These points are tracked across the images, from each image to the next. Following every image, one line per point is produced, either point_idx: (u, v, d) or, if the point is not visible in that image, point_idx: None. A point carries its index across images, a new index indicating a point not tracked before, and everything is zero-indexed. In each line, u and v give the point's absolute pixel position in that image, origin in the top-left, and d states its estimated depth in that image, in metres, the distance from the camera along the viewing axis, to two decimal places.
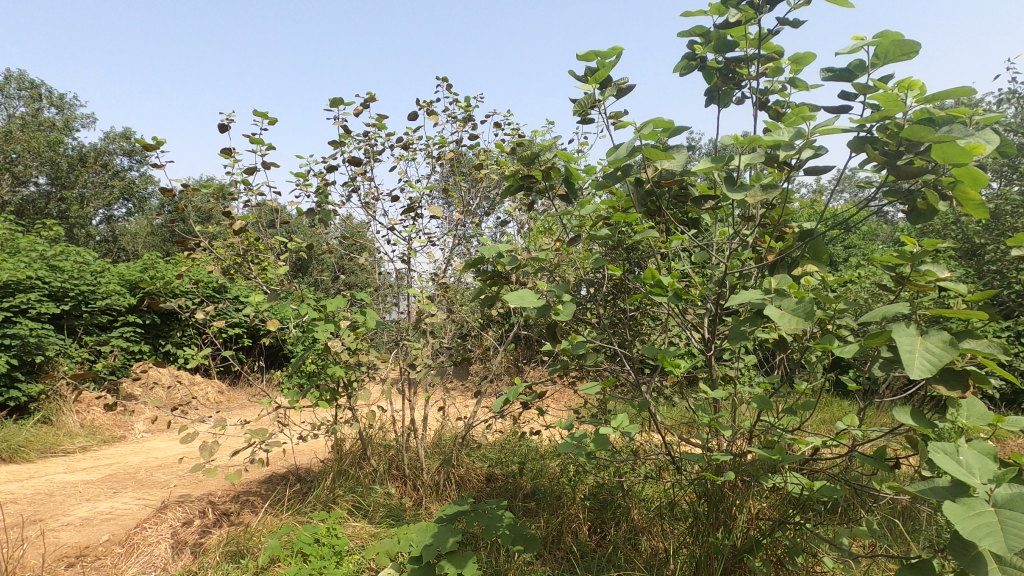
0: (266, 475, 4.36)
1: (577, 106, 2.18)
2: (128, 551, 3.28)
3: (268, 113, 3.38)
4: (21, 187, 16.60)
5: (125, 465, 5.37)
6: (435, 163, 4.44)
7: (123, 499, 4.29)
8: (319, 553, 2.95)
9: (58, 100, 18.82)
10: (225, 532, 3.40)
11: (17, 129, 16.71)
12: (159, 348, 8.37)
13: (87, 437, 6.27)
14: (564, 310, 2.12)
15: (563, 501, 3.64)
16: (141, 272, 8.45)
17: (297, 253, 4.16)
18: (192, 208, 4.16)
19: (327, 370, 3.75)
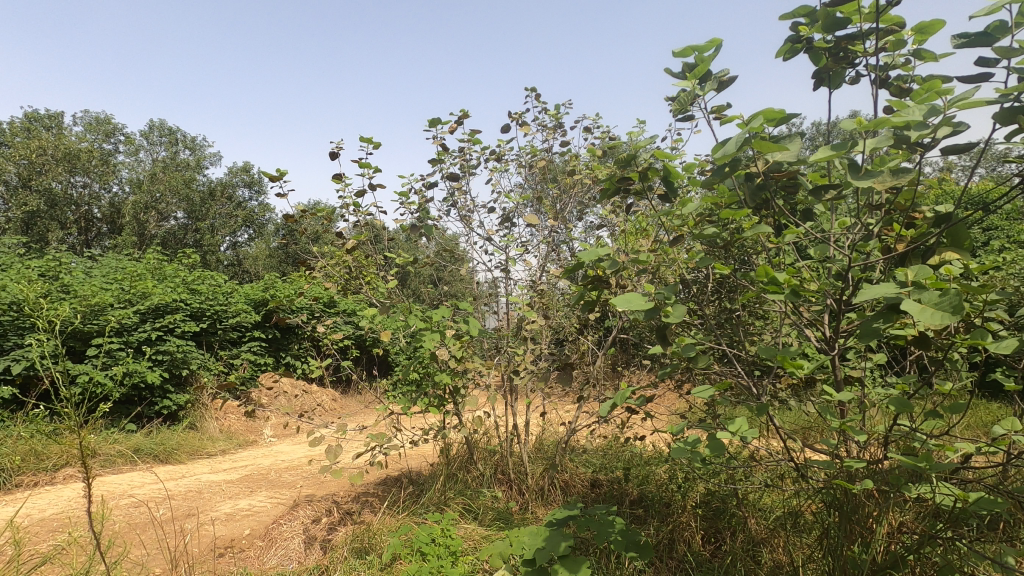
0: (381, 477, 4.64)
1: (676, 104, 2.14)
2: (268, 544, 3.63)
3: (372, 138, 3.62)
4: (164, 222, 18.95)
5: (259, 467, 5.95)
6: (526, 172, 4.52)
7: (259, 497, 4.74)
8: (435, 553, 3.09)
9: (191, 142, 21.32)
10: (350, 530, 3.65)
11: (160, 171, 19.12)
12: (281, 359, 9.19)
13: (225, 441, 7.01)
14: (674, 311, 2.07)
15: (674, 509, 3.53)
16: (263, 291, 9.33)
17: (402, 268, 4.41)
18: (308, 231, 4.54)
19: (433, 378, 3.92)
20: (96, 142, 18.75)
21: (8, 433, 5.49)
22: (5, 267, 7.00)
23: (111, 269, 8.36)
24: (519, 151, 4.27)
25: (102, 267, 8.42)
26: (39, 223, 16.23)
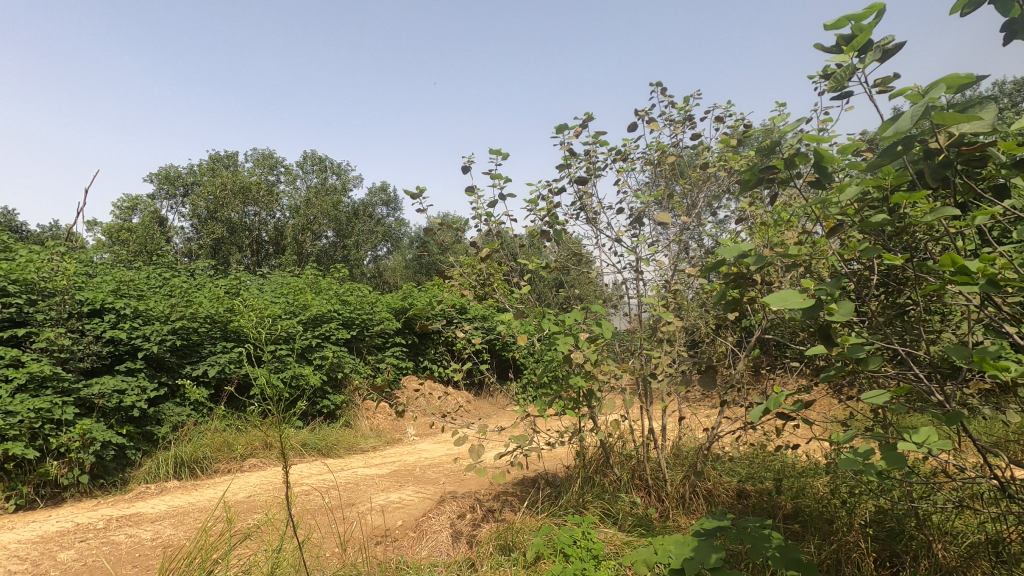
0: (519, 477, 4.77)
1: (830, 81, 1.96)
2: (420, 536, 3.90)
3: (502, 149, 3.76)
4: (318, 241, 21.31)
5: (405, 463, 6.41)
6: (654, 169, 4.41)
7: (407, 492, 5.11)
8: (578, 555, 3.11)
9: (337, 168, 23.73)
10: (493, 526, 3.80)
11: (314, 195, 21.52)
12: (420, 363, 9.87)
13: (375, 438, 7.68)
14: (840, 309, 1.88)
15: (837, 526, 3.21)
16: (403, 300, 10.07)
17: (533, 273, 4.50)
18: (443, 242, 4.81)
19: (567, 381, 3.95)
20: (263, 175, 21.54)
21: (209, 427, 6.49)
22: (201, 286, 8.30)
23: (279, 285, 9.53)
24: (647, 149, 4.17)
25: (271, 284, 9.63)
26: (224, 248, 19.04)
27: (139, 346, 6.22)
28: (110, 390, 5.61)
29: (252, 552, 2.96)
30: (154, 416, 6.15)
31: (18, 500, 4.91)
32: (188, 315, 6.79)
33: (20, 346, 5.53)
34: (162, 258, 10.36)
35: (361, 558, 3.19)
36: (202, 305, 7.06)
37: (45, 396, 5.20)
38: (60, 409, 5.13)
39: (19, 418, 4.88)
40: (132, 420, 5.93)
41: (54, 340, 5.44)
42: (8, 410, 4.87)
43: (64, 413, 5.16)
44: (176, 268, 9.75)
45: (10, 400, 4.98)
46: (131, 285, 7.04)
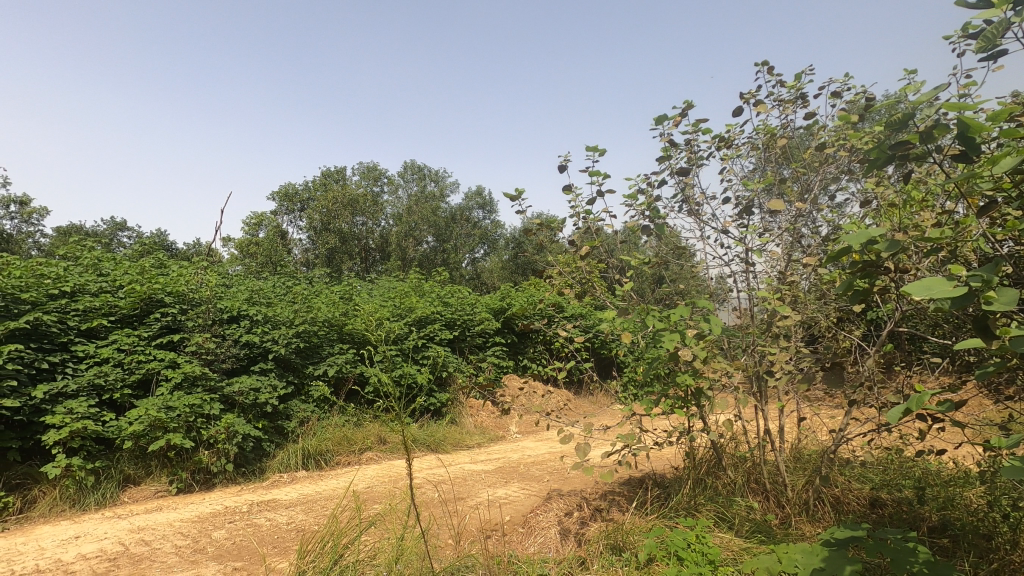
0: (625, 477, 4.69)
1: (980, 40, 1.72)
2: (529, 531, 3.96)
3: (598, 146, 3.72)
4: (420, 246, 22.34)
5: (509, 460, 6.55)
6: (761, 154, 4.16)
7: (513, 488, 5.21)
8: (693, 560, 3.01)
9: (434, 175, 24.74)
10: (602, 526, 3.76)
11: (414, 203, 22.59)
12: (520, 362, 10.04)
13: (480, 435, 7.91)
14: (1000, 297, 1.65)
15: (998, 544, 2.83)
16: (502, 300, 10.28)
17: (633, 269, 4.41)
18: (540, 242, 4.85)
19: (673, 379, 3.82)
20: (369, 187, 22.95)
21: (330, 422, 7.05)
22: (319, 292, 9.01)
23: (386, 289, 10.10)
24: (753, 133, 3.93)
25: (380, 289, 10.23)
26: (337, 257, 20.41)
27: (269, 348, 6.87)
28: (248, 388, 6.26)
29: (377, 540, 3.15)
30: (284, 411, 6.77)
31: (179, 484, 5.61)
32: (309, 320, 7.39)
33: (176, 350, 6.30)
34: (285, 268, 11.35)
35: (474, 551, 3.29)
36: (321, 310, 7.66)
37: (197, 393, 5.90)
38: (208, 405, 5.80)
39: (178, 413, 5.57)
40: (266, 415, 6.57)
41: (202, 344, 6.16)
42: (169, 405, 5.58)
43: (212, 409, 5.82)
44: (297, 277, 10.65)
45: (170, 396, 5.71)
46: (261, 294, 7.80)
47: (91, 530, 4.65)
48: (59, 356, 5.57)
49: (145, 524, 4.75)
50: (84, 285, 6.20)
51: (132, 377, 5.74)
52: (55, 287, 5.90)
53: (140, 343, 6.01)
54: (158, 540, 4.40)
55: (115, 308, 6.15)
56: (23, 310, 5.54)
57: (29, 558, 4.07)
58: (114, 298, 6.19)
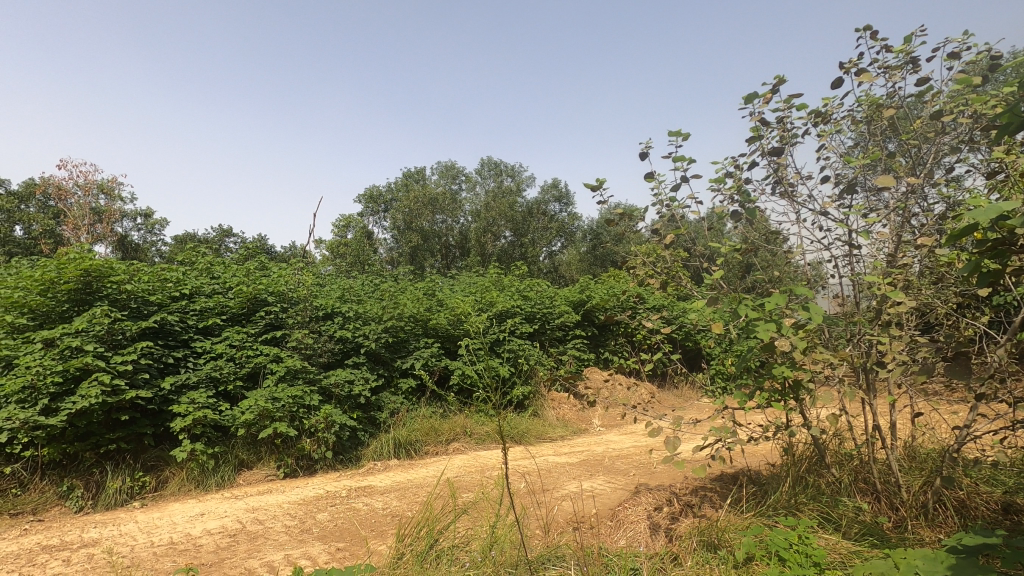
0: (717, 473, 4.53)
1: None
2: (618, 524, 3.92)
3: (682, 130, 3.60)
4: (498, 241, 22.63)
5: (594, 453, 6.51)
6: (863, 127, 3.84)
7: (599, 481, 5.18)
8: (797, 561, 2.85)
9: (511, 170, 24.92)
10: (694, 522, 3.66)
11: (492, 199, 22.87)
12: (601, 354, 9.95)
13: (563, 428, 7.92)
14: None
15: None
16: (582, 293, 10.20)
17: (721, 257, 4.22)
18: (621, 232, 4.76)
19: (768, 371, 3.63)
20: (448, 185, 23.55)
21: (419, 413, 7.35)
22: (405, 289, 9.39)
23: (468, 285, 10.32)
24: (853, 105, 3.64)
25: (461, 284, 10.47)
26: (420, 255, 21.12)
27: (361, 343, 7.26)
28: (343, 380, 6.66)
29: (470, 527, 3.26)
30: (376, 403, 7.14)
31: (286, 469, 6.08)
32: (396, 316, 7.72)
33: (279, 345, 6.81)
34: (372, 266, 11.89)
35: (564, 541, 3.31)
36: (407, 306, 7.97)
37: (298, 384, 6.35)
38: (309, 396, 6.23)
39: (283, 403, 6.03)
40: (360, 406, 6.96)
41: (302, 339, 6.61)
42: (275, 396, 6.04)
43: (312, 400, 6.25)
44: (383, 275, 11.12)
45: (276, 388, 6.18)
46: (351, 292, 8.24)
47: (213, 508, 5.14)
48: (182, 352, 6.18)
49: (258, 505, 5.20)
50: (200, 287, 6.84)
51: (242, 370, 6.27)
52: (176, 290, 6.55)
53: (248, 339, 6.55)
54: (269, 520, 4.79)
55: (226, 307, 6.74)
56: (151, 311, 6.21)
57: (164, 531, 4.57)
58: (225, 298, 6.80)
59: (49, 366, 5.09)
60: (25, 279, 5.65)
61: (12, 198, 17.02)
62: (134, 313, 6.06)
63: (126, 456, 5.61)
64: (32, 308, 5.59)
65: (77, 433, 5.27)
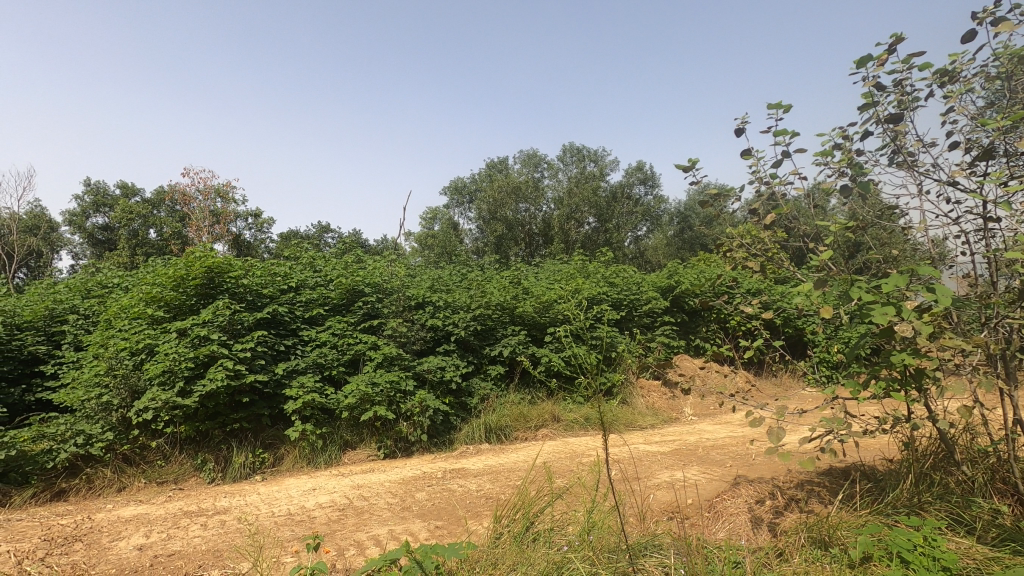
0: (826, 467, 4.24)
1: None
2: (715, 516, 3.78)
3: (783, 102, 3.36)
4: (582, 227, 22.38)
5: (687, 443, 6.33)
6: (1000, 84, 3.39)
7: (693, 471, 5.04)
8: (923, 564, 2.62)
9: (594, 155, 24.49)
10: (800, 518, 3.46)
11: (575, 185, 22.60)
12: (691, 341, 9.65)
13: (653, 416, 7.76)
14: None
15: None
16: (670, 278, 9.89)
17: (828, 236, 3.91)
18: (713, 214, 4.54)
19: (884, 359, 3.34)
20: (530, 174, 23.58)
21: (507, 399, 7.51)
22: (490, 278, 9.56)
23: (552, 272, 10.30)
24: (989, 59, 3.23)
25: (546, 272, 10.49)
26: (505, 244, 21.38)
27: (451, 331, 7.50)
28: (435, 366, 6.93)
29: (565, 511, 3.31)
30: (467, 389, 7.37)
31: (385, 450, 6.44)
32: (484, 304, 7.90)
33: (376, 333, 7.19)
34: (458, 256, 12.19)
35: (661, 530, 3.26)
36: (493, 294, 8.12)
37: (395, 370, 6.70)
38: (405, 381, 6.56)
39: (381, 388, 6.37)
40: (452, 392, 7.21)
41: (397, 328, 6.94)
42: (374, 381, 6.39)
43: (408, 385, 6.58)
44: (469, 264, 11.37)
45: (374, 374, 6.54)
46: (440, 282, 8.52)
47: (324, 484, 5.58)
48: (291, 340, 6.71)
49: (362, 483, 5.57)
50: (304, 280, 7.37)
51: (345, 357, 6.71)
52: (284, 284, 7.11)
53: (349, 328, 6.98)
54: (374, 497, 5.12)
55: (328, 298, 7.24)
56: (264, 303, 6.78)
57: (284, 503, 5.02)
58: (327, 290, 7.29)
59: (183, 353, 5.72)
60: (161, 276, 6.36)
61: (146, 205, 19.11)
62: (250, 305, 6.65)
63: (248, 434, 6.20)
64: (167, 302, 6.29)
65: (207, 412, 5.90)
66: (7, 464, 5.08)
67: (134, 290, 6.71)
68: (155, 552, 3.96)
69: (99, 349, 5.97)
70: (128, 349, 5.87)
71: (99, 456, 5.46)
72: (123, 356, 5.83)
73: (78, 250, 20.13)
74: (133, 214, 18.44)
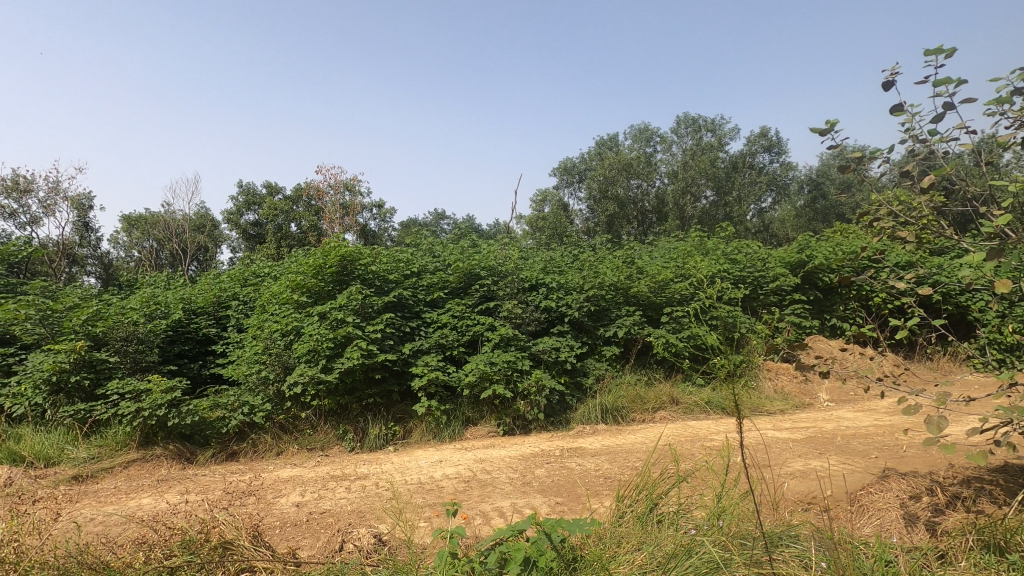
0: (999, 463, 3.71)
1: None
2: (860, 510, 3.47)
3: (945, 46, 2.91)
4: (699, 202, 21.41)
5: (823, 430, 5.84)
6: None
7: (831, 460, 4.65)
8: None
9: (711, 124, 23.04)
10: (966, 518, 3.07)
11: (691, 158, 21.49)
12: (826, 321, 8.88)
13: (783, 401, 7.26)
14: None
15: None
16: (801, 252, 9.10)
17: (1004, 197, 3.35)
18: (853, 179, 4.07)
19: None
20: (642, 149, 22.79)
21: (623, 380, 7.46)
22: (603, 257, 9.43)
23: (668, 250, 9.92)
24: None
25: (661, 250, 10.12)
26: (617, 223, 20.95)
27: (565, 312, 7.55)
28: (550, 347, 7.05)
29: (691, 495, 3.24)
30: (582, 369, 7.41)
31: (505, 427, 6.67)
32: (597, 284, 7.85)
33: (492, 315, 7.44)
34: (570, 237, 12.14)
35: (798, 521, 3.06)
36: (607, 274, 8.03)
37: (511, 351, 6.91)
38: (521, 361, 6.74)
39: (499, 367, 6.61)
40: (567, 371, 7.29)
41: (512, 309, 7.18)
42: (491, 361, 6.65)
43: (524, 364, 6.75)
44: (581, 245, 11.30)
45: (492, 353, 6.78)
46: (553, 264, 8.58)
47: (449, 457, 5.94)
48: (415, 322, 7.15)
49: (485, 457, 5.84)
50: (425, 265, 7.82)
51: (464, 338, 7.03)
52: (407, 269, 7.58)
53: (467, 310, 7.29)
54: (496, 471, 5.36)
55: (447, 282, 7.61)
56: (391, 287, 7.28)
57: (415, 473, 5.43)
58: (446, 274, 7.65)
59: (324, 334, 6.33)
60: (303, 265, 7.07)
61: (288, 201, 21.25)
62: (379, 290, 7.18)
63: (381, 408, 6.75)
64: (309, 288, 6.99)
65: (346, 388, 6.51)
66: (192, 428, 5.99)
67: (281, 278, 7.53)
68: (310, 509, 4.48)
69: (257, 331, 6.80)
70: (279, 331, 6.62)
71: (261, 423, 6.25)
72: (276, 337, 6.59)
73: (235, 245, 22.94)
74: (278, 210, 20.62)
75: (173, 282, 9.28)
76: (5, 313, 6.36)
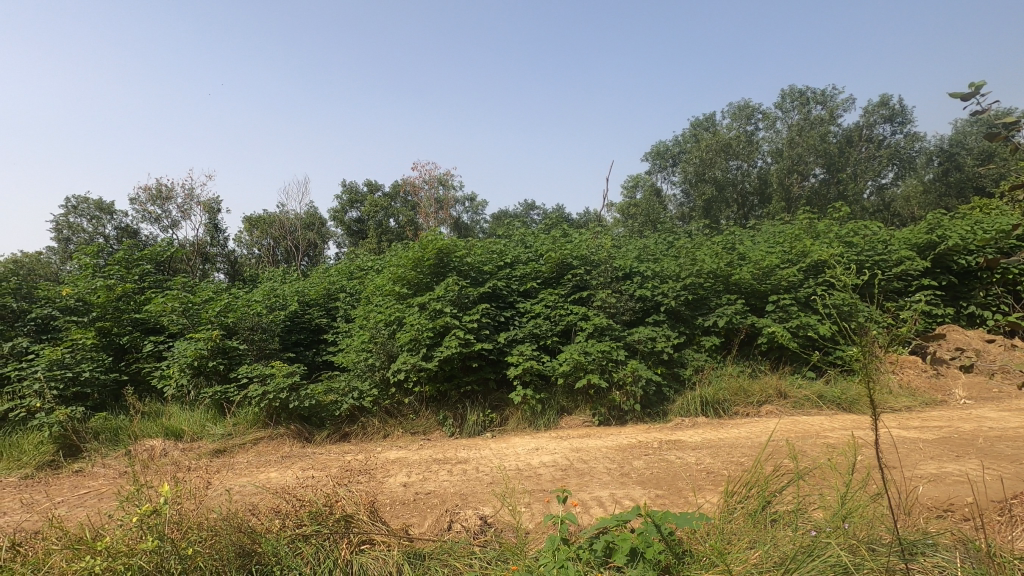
0: None
1: None
2: (1011, 521, 3.09)
3: None
4: (807, 180, 19.92)
5: (960, 430, 5.24)
6: None
7: (972, 464, 4.17)
8: None
9: (822, 96, 21.18)
10: None
11: (797, 133, 19.94)
12: (962, 309, 7.94)
13: (910, 397, 6.59)
14: None
15: None
16: (930, 233, 8.17)
17: None
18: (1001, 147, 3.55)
19: None
20: (741, 127, 21.50)
21: (725, 371, 7.14)
22: (700, 244, 9.03)
23: (773, 234, 9.30)
24: None
25: (764, 234, 9.51)
26: (715, 206, 19.88)
27: (661, 301, 7.34)
28: (646, 337, 6.90)
29: (808, 494, 3.06)
30: (679, 359, 7.19)
31: (600, 417, 6.62)
32: (695, 273, 7.56)
33: (586, 304, 7.39)
34: (664, 223, 11.73)
35: (935, 528, 2.78)
36: (705, 261, 7.70)
37: (606, 340, 6.84)
38: (616, 351, 6.64)
39: (593, 356, 6.56)
40: (664, 362, 7.10)
41: (606, 299, 7.09)
42: (586, 351, 6.61)
43: (619, 355, 6.65)
44: (676, 232, 10.88)
45: (586, 343, 6.75)
46: (647, 252, 8.36)
47: (545, 445, 6.01)
48: (509, 313, 7.27)
49: (581, 446, 5.85)
50: (518, 256, 7.92)
51: (557, 327, 7.06)
52: (500, 261, 7.72)
53: (560, 299, 7.30)
54: (593, 460, 5.36)
55: (540, 272, 7.66)
56: (485, 278, 7.46)
57: (513, 459, 5.55)
58: (539, 265, 7.69)
59: (423, 324, 6.63)
60: (404, 258, 7.43)
61: (386, 198, 22.35)
62: (474, 281, 7.38)
63: (479, 396, 6.96)
64: (409, 280, 7.34)
65: (445, 375, 6.78)
66: (310, 410, 6.52)
67: (384, 271, 7.95)
68: (416, 490, 4.74)
69: (364, 321, 7.24)
70: (384, 321, 7.01)
71: (369, 407, 6.67)
72: (381, 327, 6.99)
73: (340, 240, 24.49)
74: (378, 207, 21.73)
75: (288, 276, 10.11)
76: (155, 305, 7.25)
